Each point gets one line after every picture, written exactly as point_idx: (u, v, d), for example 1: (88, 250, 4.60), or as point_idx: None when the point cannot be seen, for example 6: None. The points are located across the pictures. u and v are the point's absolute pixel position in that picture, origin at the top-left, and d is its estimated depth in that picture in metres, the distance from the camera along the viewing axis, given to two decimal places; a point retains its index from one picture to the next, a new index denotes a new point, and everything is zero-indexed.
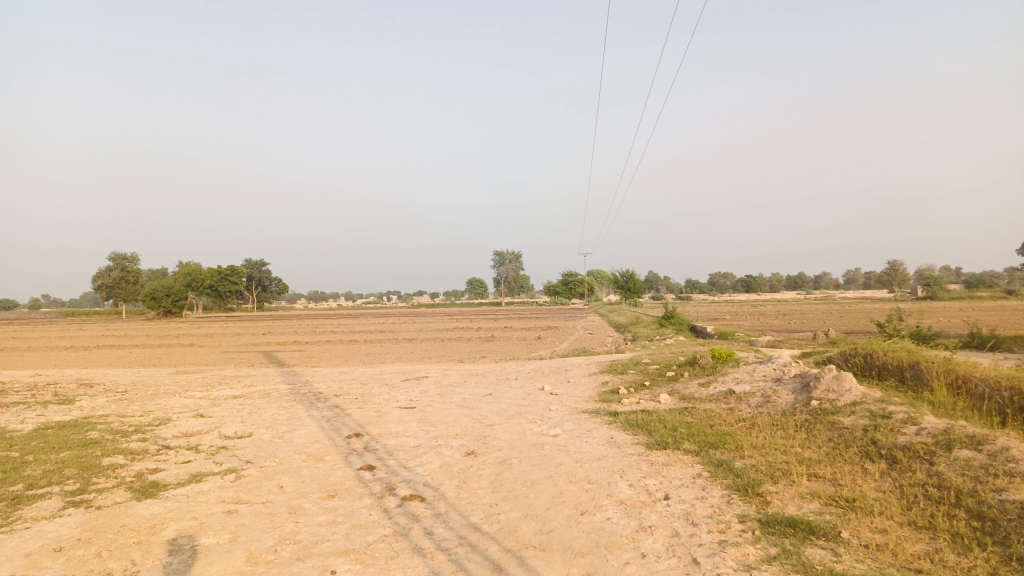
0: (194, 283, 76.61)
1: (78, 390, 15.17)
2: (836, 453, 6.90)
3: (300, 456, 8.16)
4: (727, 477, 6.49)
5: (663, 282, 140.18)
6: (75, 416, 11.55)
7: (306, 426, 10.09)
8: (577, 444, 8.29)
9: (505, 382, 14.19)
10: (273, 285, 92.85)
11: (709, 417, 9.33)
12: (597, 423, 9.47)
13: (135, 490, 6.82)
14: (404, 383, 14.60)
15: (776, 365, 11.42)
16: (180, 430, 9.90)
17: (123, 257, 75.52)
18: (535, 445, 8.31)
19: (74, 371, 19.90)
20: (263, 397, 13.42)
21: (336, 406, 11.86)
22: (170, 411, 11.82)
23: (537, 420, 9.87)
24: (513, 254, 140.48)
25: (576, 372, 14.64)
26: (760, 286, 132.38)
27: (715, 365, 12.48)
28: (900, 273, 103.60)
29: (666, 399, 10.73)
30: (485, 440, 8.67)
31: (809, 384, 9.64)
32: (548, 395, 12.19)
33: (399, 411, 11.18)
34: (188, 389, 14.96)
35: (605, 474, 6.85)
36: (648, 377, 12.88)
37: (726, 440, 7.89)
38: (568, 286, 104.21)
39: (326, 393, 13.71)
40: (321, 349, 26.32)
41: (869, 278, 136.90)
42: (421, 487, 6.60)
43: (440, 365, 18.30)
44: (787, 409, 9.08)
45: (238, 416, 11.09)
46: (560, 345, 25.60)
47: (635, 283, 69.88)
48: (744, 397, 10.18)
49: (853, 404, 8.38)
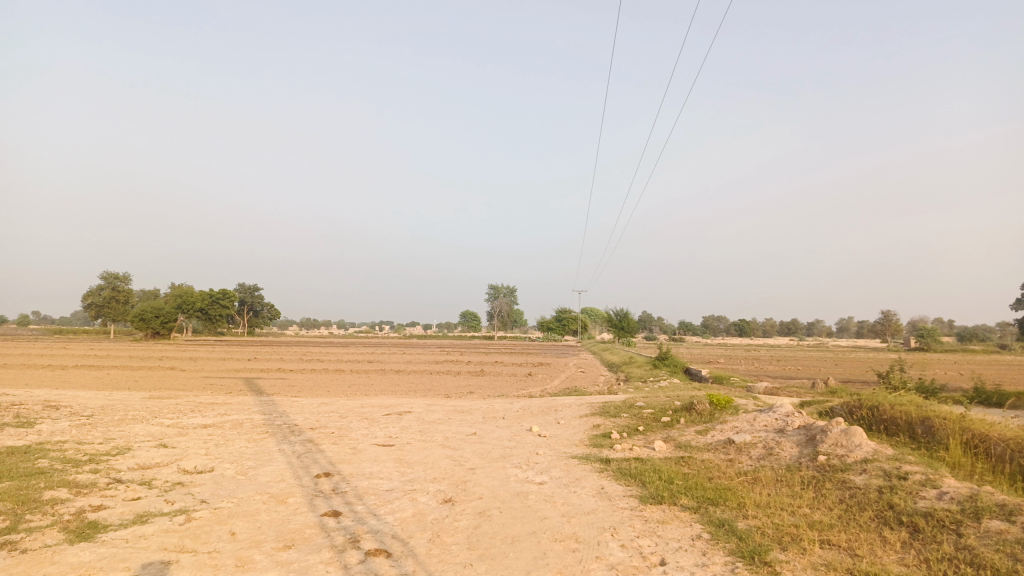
0: (184, 305, 75.70)
1: (41, 413, 14.37)
2: (848, 517, 6.28)
3: (261, 497, 7.47)
4: (730, 540, 5.84)
5: (657, 323, 139.82)
6: (30, 441, 10.79)
7: (273, 463, 9.39)
8: (564, 494, 7.61)
9: (490, 421, 13.48)
10: (266, 310, 92.07)
11: (707, 469, 8.68)
12: (587, 471, 8.80)
13: (69, 531, 6.09)
14: (385, 418, 13.86)
15: (778, 414, 10.77)
16: (137, 462, 9.17)
17: (116, 276, 74.59)
18: (518, 493, 7.63)
19: (43, 391, 19.09)
20: (234, 428, 12.68)
21: (309, 441, 11.14)
22: (133, 440, 11.08)
23: (522, 465, 9.19)
24: (507, 287, 139.94)
25: (566, 413, 13.93)
26: (752, 331, 132.12)
27: (713, 412, 11.82)
28: (894, 323, 103.28)
29: (661, 447, 10.06)
30: (465, 486, 7.99)
31: (814, 437, 9.00)
32: (536, 437, 11.50)
33: (375, 449, 10.46)
34: (157, 416, 14.19)
35: (595, 532, 6.18)
36: (642, 422, 12.19)
37: (727, 496, 7.22)
38: (562, 323, 103.54)
39: (302, 426, 12.97)
40: (304, 378, 25.55)
41: (862, 327, 136.97)
42: (389, 541, 5.91)
43: (425, 399, 17.57)
44: (791, 464, 8.42)
45: (203, 448, 10.36)
46: (551, 383, 24.87)
47: (629, 322, 69.42)
48: (745, 448, 9.53)
49: (864, 461, 7.75)
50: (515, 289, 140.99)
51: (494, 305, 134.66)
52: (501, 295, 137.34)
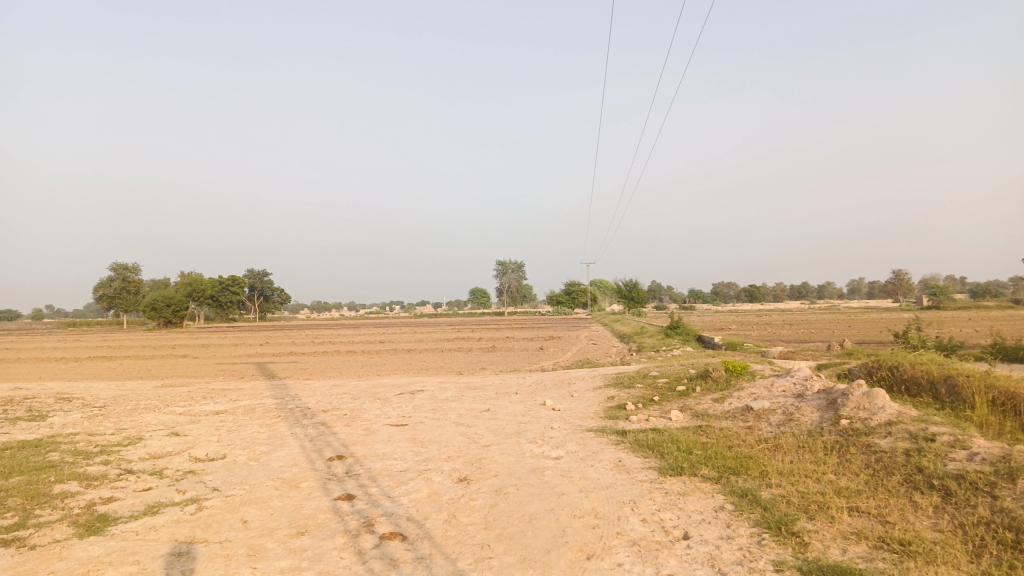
0: (195, 293, 75.93)
1: (54, 405, 14.32)
2: (875, 483, 6.10)
3: (273, 482, 7.34)
4: (755, 511, 5.66)
5: (667, 293, 139.33)
6: (41, 435, 10.71)
7: (286, 447, 9.27)
8: (581, 468, 7.45)
9: (504, 397, 13.33)
10: (276, 295, 92.36)
11: (726, 437, 8.49)
12: (604, 444, 8.63)
13: (79, 526, 5.97)
14: (397, 398, 13.73)
15: (796, 379, 10.56)
16: (148, 452, 9.07)
17: (125, 267, 74.74)
18: (535, 469, 7.48)
19: (55, 383, 19.10)
20: (247, 413, 12.59)
21: (322, 424, 11.03)
22: (144, 429, 11.00)
23: (537, 440, 9.04)
24: (515, 261, 139.62)
25: (580, 386, 13.78)
26: (763, 296, 131.60)
27: (729, 379, 11.61)
28: (906, 283, 102.44)
29: (678, 416, 9.87)
30: (480, 463, 7.84)
31: (835, 401, 8.79)
32: (550, 411, 11.33)
33: (388, 430, 10.33)
34: (169, 404, 14.12)
35: (614, 507, 6.01)
36: (658, 391, 12.00)
37: (748, 465, 7.03)
38: (571, 296, 103.31)
39: (314, 409, 12.88)
40: (316, 361, 25.49)
41: (873, 289, 136.09)
42: (404, 523, 5.76)
43: (437, 377, 17.45)
44: (813, 429, 8.22)
45: (215, 435, 10.26)
46: (563, 356, 24.72)
47: (639, 293, 69.19)
48: (764, 414, 9.33)
49: (889, 424, 7.54)
50: (523, 264, 140.68)
51: (503, 281, 134.55)
52: (509, 271, 137.08)
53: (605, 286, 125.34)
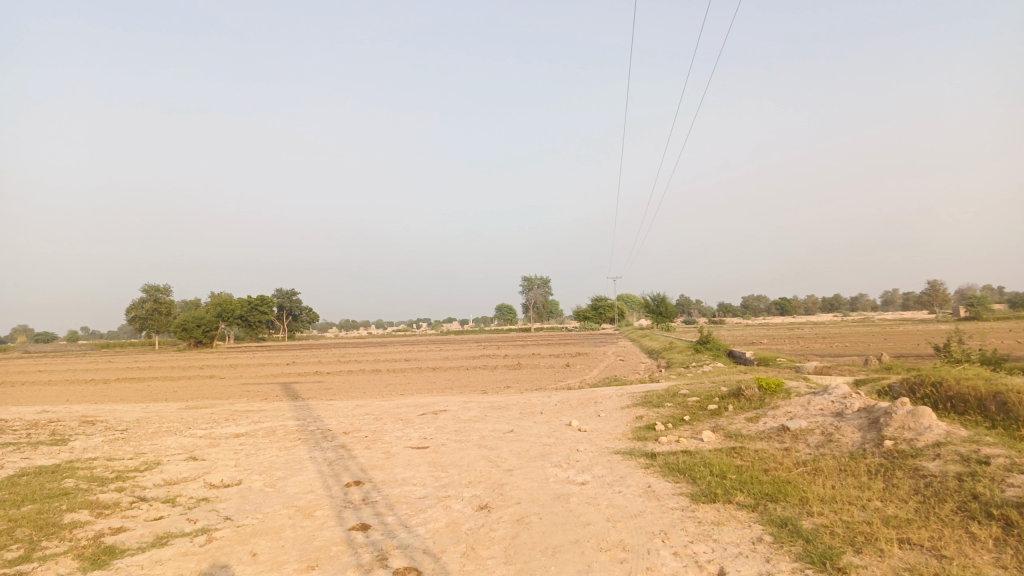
0: (225, 313, 76.71)
1: (77, 429, 14.26)
2: (927, 512, 5.65)
3: (287, 511, 7.07)
4: (796, 542, 5.25)
5: (695, 306, 137.88)
6: (60, 460, 10.58)
7: (303, 472, 9.01)
8: (608, 495, 7.06)
9: (529, 417, 12.97)
10: (305, 314, 93.08)
11: (761, 460, 8.05)
12: (632, 468, 8.24)
13: (84, 558, 5.74)
14: (419, 419, 13.44)
15: (834, 396, 10.06)
16: (163, 478, 8.86)
17: (157, 288, 75.72)
18: (559, 496, 7.11)
19: (81, 406, 19.14)
20: (267, 436, 12.38)
21: (341, 447, 10.76)
22: (162, 453, 10.82)
23: (563, 463, 8.67)
24: (541, 277, 139.36)
25: (607, 404, 13.37)
26: (794, 309, 129.52)
27: (763, 397, 11.14)
28: (941, 293, 100.09)
29: (710, 437, 9.43)
30: (502, 490, 7.50)
31: (878, 420, 8.30)
32: (576, 432, 10.95)
33: (409, 453, 10.03)
34: (191, 426, 13.98)
35: (644, 539, 5.63)
36: (688, 411, 11.55)
37: (787, 491, 6.61)
38: (598, 311, 102.58)
39: (335, 430, 12.63)
40: (341, 380, 25.33)
41: (908, 300, 133.27)
42: (420, 557, 5.44)
43: (461, 396, 17.13)
44: (855, 451, 7.75)
45: (233, 459, 10.04)
46: (591, 373, 24.28)
47: (667, 307, 68.42)
48: (801, 435, 8.86)
49: (937, 445, 7.06)
50: (549, 279, 140.29)
51: (529, 297, 134.25)
52: (536, 287, 136.74)
53: (633, 301, 124.38)
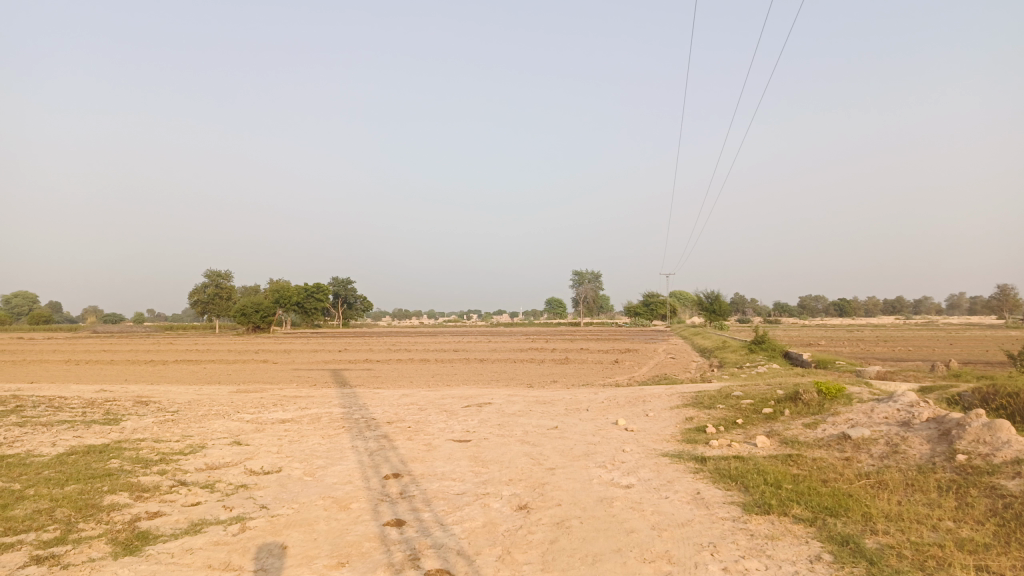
0: (282, 300, 78.27)
1: (130, 409, 14.51)
2: (1006, 537, 5.16)
3: (322, 502, 6.93)
4: (858, 564, 4.84)
5: (751, 305, 134.90)
6: (109, 439, 10.72)
7: (343, 461, 8.90)
8: (654, 501, 6.71)
9: (574, 413, 12.65)
10: (359, 302, 94.37)
11: (819, 469, 7.58)
12: (680, 472, 7.86)
13: (117, 543, 5.68)
14: (464, 411, 13.25)
15: (900, 404, 9.45)
16: (205, 462, 8.86)
17: (218, 274, 77.55)
18: (602, 499, 6.79)
19: (138, 386, 19.60)
20: (311, 423, 12.36)
21: (384, 437, 10.63)
22: (208, 437, 10.89)
23: (607, 464, 8.33)
24: (593, 272, 138.44)
25: (656, 404, 12.93)
26: (854, 311, 125.62)
27: (822, 403, 10.57)
28: (1013, 298, 95.46)
29: (764, 443, 8.96)
30: (543, 490, 7.21)
31: (949, 432, 7.72)
32: (623, 432, 10.58)
33: (450, 446, 9.83)
34: (239, 410, 14.07)
35: (691, 551, 5.27)
36: (741, 414, 11.05)
37: (849, 505, 6.16)
38: (650, 307, 101.24)
39: (379, 420, 12.53)
40: (389, 369, 25.39)
41: (976, 305, 127.77)
42: (453, 559, 5.20)
43: (507, 390, 16.89)
44: (923, 464, 7.22)
45: (275, 446, 10.01)
46: (641, 370, 23.78)
47: (721, 305, 67.03)
48: (864, 445, 8.33)
49: (1017, 462, 6.49)
50: (601, 274, 139.29)
51: (580, 291, 133.48)
52: (587, 281, 135.90)
53: (685, 298, 122.35)
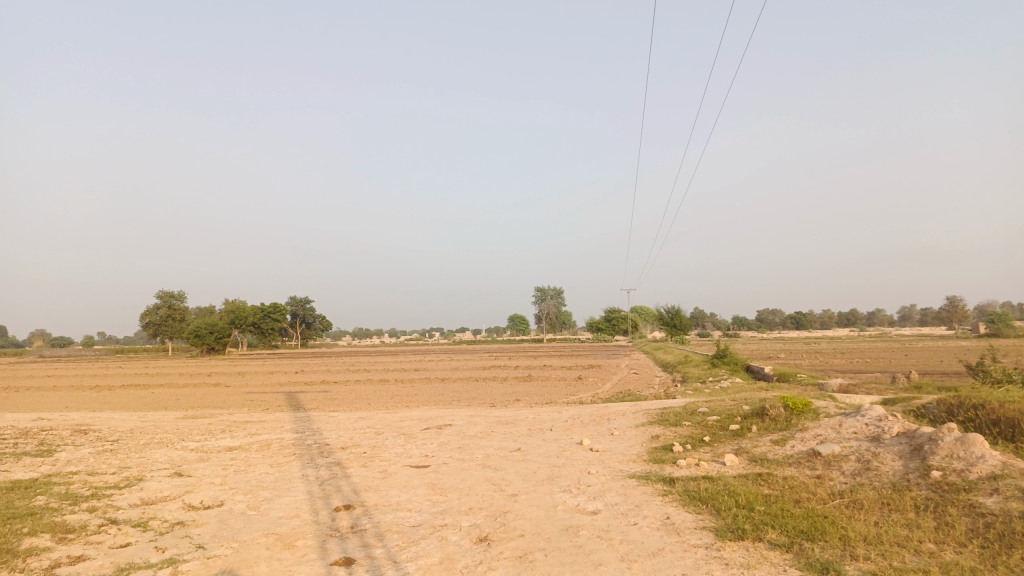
0: (238, 320, 76.44)
1: (67, 439, 13.64)
2: (993, 559, 4.90)
3: (265, 540, 6.38)
4: None
5: (710, 319, 136.59)
6: (39, 473, 9.95)
7: (292, 492, 8.33)
8: (622, 528, 6.34)
9: (537, 434, 12.25)
10: (318, 322, 92.81)
11: (791, 489, 7.30)
12: (648, 495, 7.51)
13: None
14: (422, 434, 12.74)
15: (869, 418, 9.25)
16: (141, 497, 8.20)
17: (171, 294, 75.44)
18: (567, 528, 6.39)
19: (78, 414, 18.60)
20: (261, 450, 11.71)
21: (337, 464, 10.07)
22: (148, 468, 10.18)
23: (572, 489, 7.94)
24: (555, 288, 138.90)
25: (621, 422, 12.59)
26: (810, 323, 128.24)
27: (789, 418, 10.35)
28: (961, 309, 98.23)
29: (733, 462, 8.67)
30: (504, 519, 6.78)
31: (921, 447, 7.52)
32: (587, 452, 10.21)
33: (407, 473, 9.33)
34: (184, 439, 13.31)
35: None
36: (708, 431, 10.78)
37: (826, 528, 5.86)
38: (612, 323, 101.70)
39: (333, 445, 11.96)
40: (347, 390, 24.64)
41: (925, 316, 131.39)
42: None
43: (467, 410, 16.40)
44: (897, 481, 6.98)
45: (219, 477, 9.38)
46: (604, 387, 23.51)
47: (682, 320, 67.57)
48: (834, 461, 8.09)
49: (994, 478, 6.28)
50: (562, 290, 139.71)
51: (541, 307, 133.59)
52: (549, 297, 136.18)
53: (646, 313, 123.23)
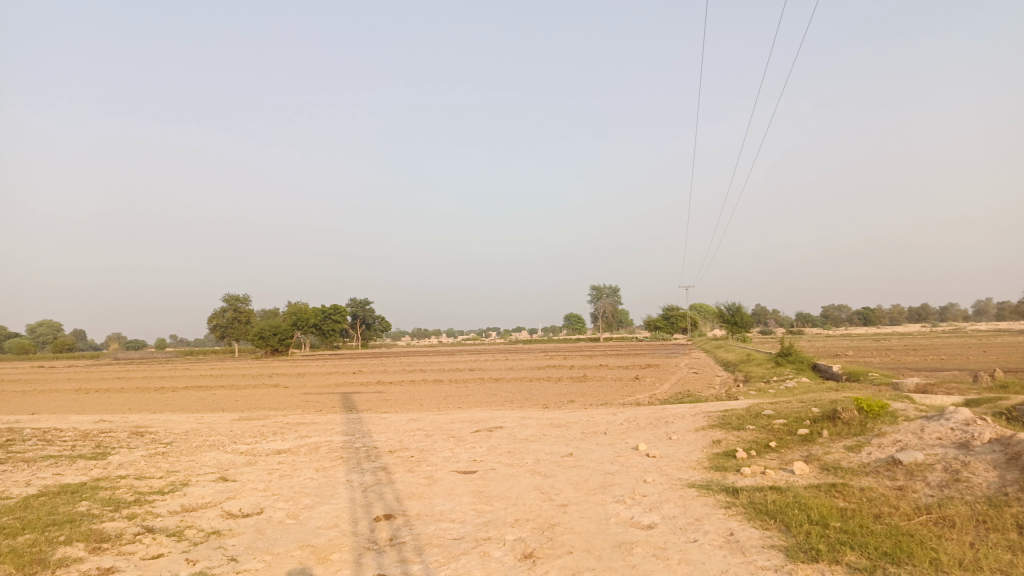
0: (299, 322, 77.92)
1: (123, 442, 13.74)
2: None
3: (299, 553, 6.06)
4: None
5: (772, 316, 132.93)
6: (89, 477, 9.94)
7: (333, 500, 8.04)
8: (681, 545, 5.78)
9: (591, 437, 11.71)
10: (378, 323, 93.97)
11: (871, 502, 6.60)
12: (710, 507, 6.91)
13: None
14: (472, 437, 12.35)
15: (954, 422, 8.42)
16: (182, 504, 8.02)
17: (237, 297, 77.55)
18: (621, 544, 5.88)
19: (139, 416, 18.93)
20: (308, 453, 11.51)
21: (382, 469, 9.76)
22: (194, 472, 10.08)
23: (626, 499, 7.40)
24: (611, 287, 137.51)
25: (679, 425, 11.95)
26: (878, 320, 123.59)
27: (864, 422, 9.56)
28: None
29: (802, 471, 7.97)
30: (552, 533, 6.31)
31: (1019, 457, 6.71)
32: (643, 459, 9.63)
33: (453, 479, 8.94)
34: (235, 442, 13.24)
35: None
36: (775, 435, 10.07)
37: (914, 550, 5.19)
38: (670, 321, 99.95)
39: (381, 448, 11.68)
40: (401, 391, 24.52)
41: (1004, 311, 124.96)
42: None
43: (519, 412, 15.95)
44: (994, 496, 6.22)
45: (263, 482, 9.17)
46: (662, 387, 22.71)
47: (742, 317, 65.84)
48: (918, 470, 7.33)
49: None
50: (618, 289, 138.06)
51: (598, 305, 132.47)
52: (606, 296, 135.06)
53: (705, 311, 120.68)
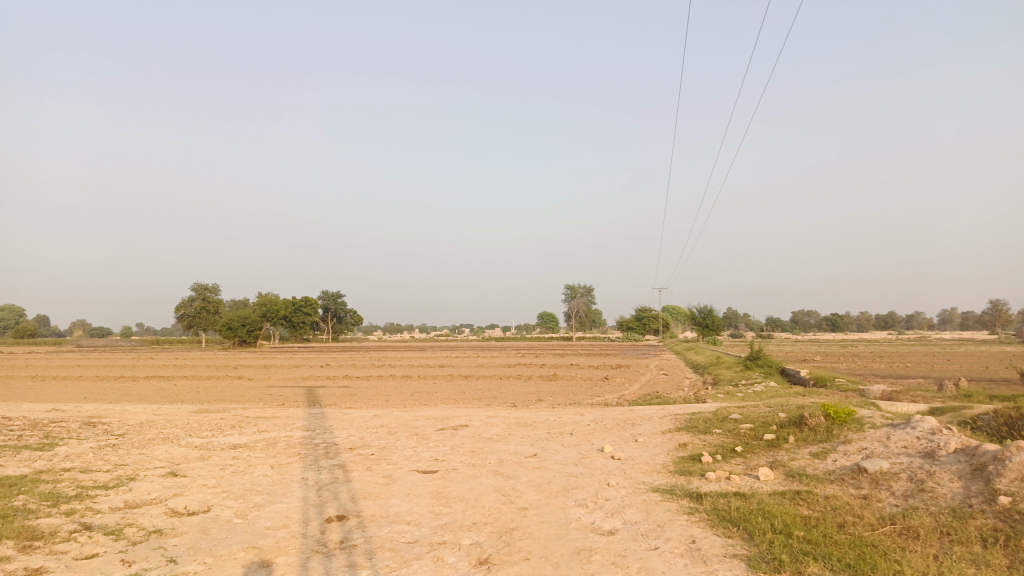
0: (269, 314, 76.86)
1: (73, 433, 13.23)
2: None
3: (243, 555, 5.76)
4: None
5: (742, 320, 134.23)
6: (32, 469, 9.50)
7: (285, 498, 7.73)
8: (642, 553, 5.60)
9: (556, 438, 11.51)
10: (349, 316, 93.12)
11: (835, 511, 6.47)
12: (673, 513, 6.74)
13: None
14: (436, 435, 12.07)
15: (920, 430, 8.35)
16: (126, 500, 7.66)
17: (207, 287, 76.29)
18: (579, 551, 5.68)
19: (94, 406, 18.35)
20: (265, 449, 11.15)
21: (340, 467, 9.46)
22: (143, 466, 9.69)
23: (588, 504, 7.20)
24: (585, 287, 137.90)
25: (646, 428, 11.80)
26: (845, 326, 125.37)
27: (830, 428, 9.48)
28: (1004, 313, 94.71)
29: (767, 477, 7.85)
30: (509, 538, 6.08)
31: (984, 468, 6.63)
32: (608, 461, 9.44)
33: (413, 479, 8.67)
34: (190, 435, 12.82)
35: None
36: (741, 440, 9.96)
37: (877, 562, 5.05)
38: (642, 322, 100.37)
39: (341, 445, 11.37)
40: (368, 387, 24.15)
41: (968, 321, 127.47)
42: None
43: (486, 410, 15.70)
44: (959, 507, 6.12)
45: (214, 478, 8.82)
46: (631, 388, 22.61)
47: (714, 320, 66.31)
48: (883, 479, 7.24)
49: None
50: (592, 289, 138.46)
51: (571, 305, 132.69)
52: (579, 296, 135.40)
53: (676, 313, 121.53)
